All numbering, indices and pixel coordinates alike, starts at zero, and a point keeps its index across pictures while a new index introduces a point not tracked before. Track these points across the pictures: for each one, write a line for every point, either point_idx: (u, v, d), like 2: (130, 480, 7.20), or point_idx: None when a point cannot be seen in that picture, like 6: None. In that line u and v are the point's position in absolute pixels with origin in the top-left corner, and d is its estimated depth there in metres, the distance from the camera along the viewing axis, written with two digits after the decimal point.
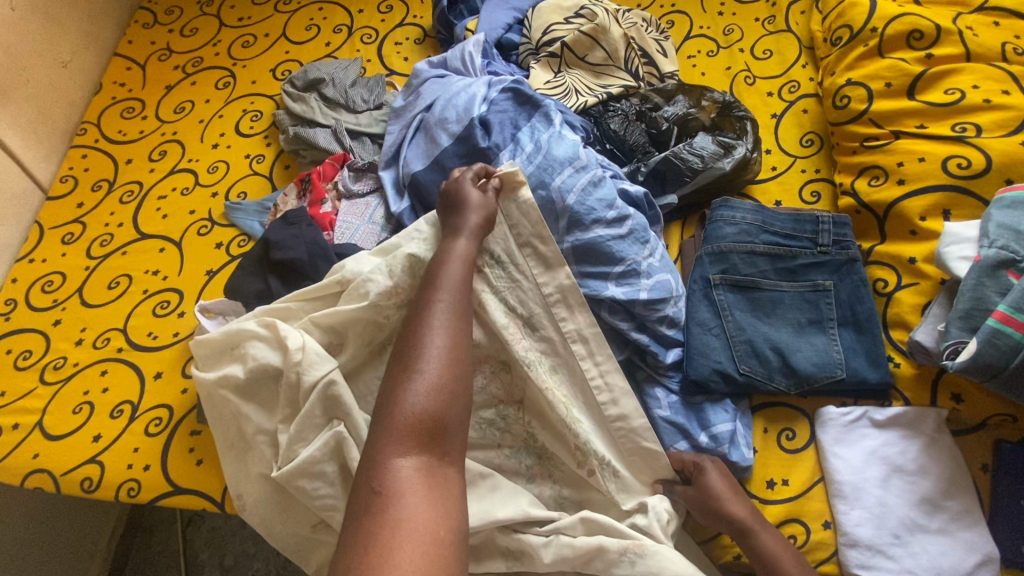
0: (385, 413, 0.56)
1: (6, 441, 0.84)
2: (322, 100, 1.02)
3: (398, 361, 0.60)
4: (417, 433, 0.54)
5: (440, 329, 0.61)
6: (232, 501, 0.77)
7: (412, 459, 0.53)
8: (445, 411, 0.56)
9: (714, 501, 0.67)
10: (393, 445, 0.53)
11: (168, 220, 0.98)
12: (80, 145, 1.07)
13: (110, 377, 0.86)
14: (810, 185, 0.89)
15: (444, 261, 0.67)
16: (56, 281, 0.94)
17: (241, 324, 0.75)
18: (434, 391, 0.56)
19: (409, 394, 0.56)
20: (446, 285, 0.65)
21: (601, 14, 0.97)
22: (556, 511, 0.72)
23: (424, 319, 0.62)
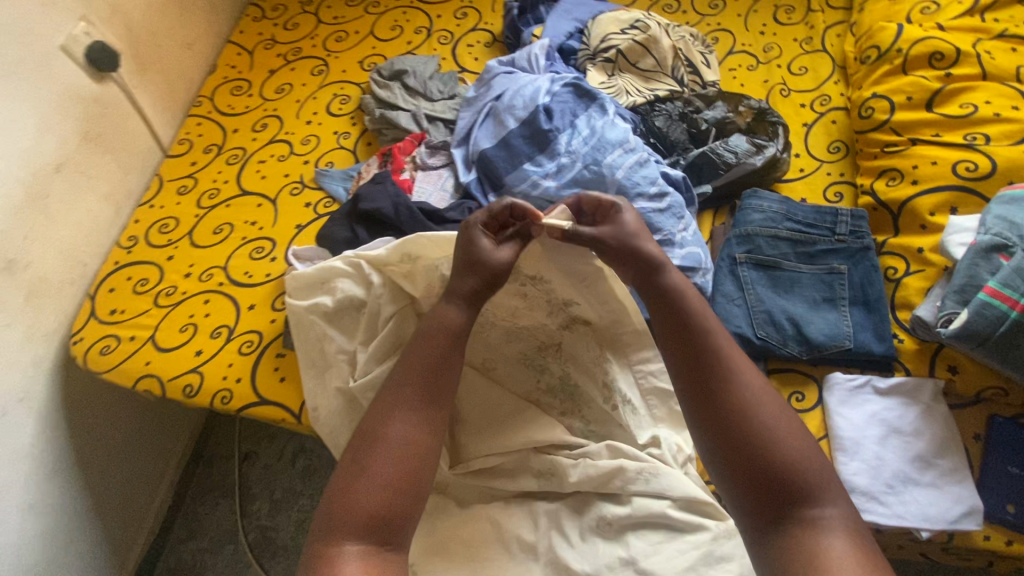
0: (340, 499, 0.66)
1: (124, 349, 1.00)
2: (404, 88, 1.17)
3: (359, 448, 0.69)
4: (365, 522, 0.64)
5: (399, 423, 0.70)
6: (308, 413, 0.90)
7: (358, 544, 0.63)
8: (394, 503, 0.66)
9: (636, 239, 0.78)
10: (338, 534, 0.64)
11: (266, 181, 1.14)
12: (195, 115, 1.25)
13: (212, 305, 1.02)
14: (833, 186, 0.99)
15: (416, 349, 0.74)
16: (170, 224, 1.11)
17: (331, 262, 0.88)
18: (384, 486, 0.66)
19: (362, 485, 0.66)
20: (415, 374, 0.73)
21: (654, 27, 1.10)
22: (584, 440, 0.84)
23: (390, 409, 0.71)
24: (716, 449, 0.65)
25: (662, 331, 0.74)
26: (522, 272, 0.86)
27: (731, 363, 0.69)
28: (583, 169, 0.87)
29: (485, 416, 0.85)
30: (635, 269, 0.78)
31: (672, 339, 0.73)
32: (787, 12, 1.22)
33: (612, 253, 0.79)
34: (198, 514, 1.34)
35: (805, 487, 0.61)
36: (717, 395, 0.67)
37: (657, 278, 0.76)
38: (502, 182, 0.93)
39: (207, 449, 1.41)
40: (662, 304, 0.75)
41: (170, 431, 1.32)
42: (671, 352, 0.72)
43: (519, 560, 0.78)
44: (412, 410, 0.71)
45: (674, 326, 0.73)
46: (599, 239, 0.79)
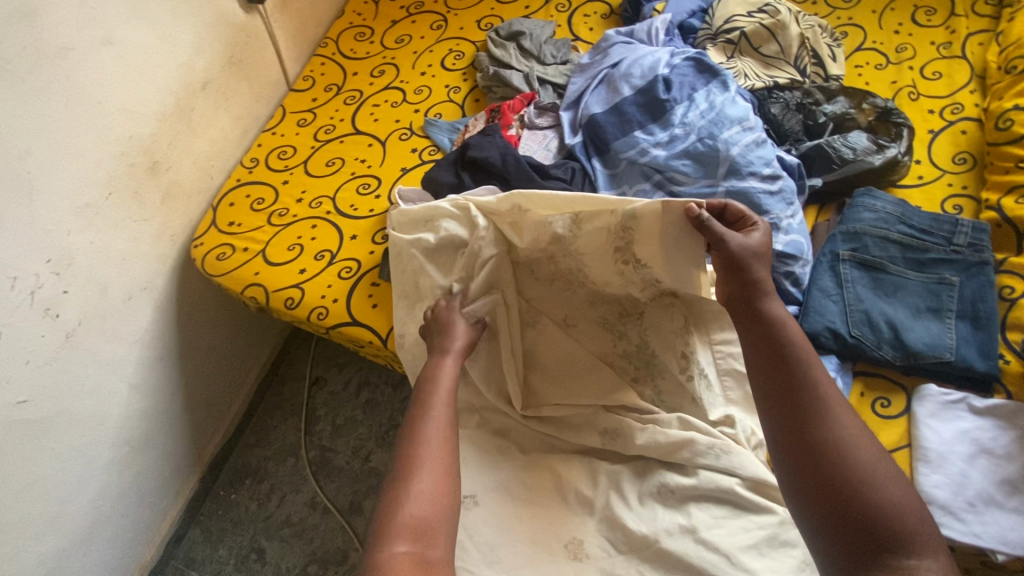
0: (385, 514, 0.65)
1: (237, 258, 1.09)
2: (519, 50, 1.20)
3: (400, 463, 0.69)
4: (410, 524, 0.63)
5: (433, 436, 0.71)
6: (394, 339, 0.96)
7: (404, 546, 0.62)
8: (437, 507, 0.65)
9: (751, 255, 0.73)
10: (386, 547, 0.62)
11: (378, 123, 1.21)
12: (320, 55, 1.33)
13: (318, 230, 1.10)
14: (953, 198, 0.94)
15: (433, 383, 0.77)
16: (288, 152, 1.20)
17: (437, 204, 0.93)
18: (426, 491, 0.66)
19: (408, 497, 0.65)
20: (436, 401, 0.75)
21: (784, 12, 1.07)
22: (655, 408, 0.85)
23: (419, 430, 0.71)
24: (809, 494, 0.61)
25: (759, 357, 0.69)
26: (630, 250, 0.79)
27: (832, 404, 0.64)
28: (696, 142, 0.88)
29: (561, 369, 0.88)
30: (744, 285, 0.72)
31: (770, 369, 0.68)
32: (927, 13, 1.15)
33: (724, 262, 0.74)
34: (267, 425, 1.45)
35: (910, 551, 0.56)
36: (815, 436, 0.63)
37: (762, 301, 0.72)
38: (609, 147, 0.95)
39: (282, 368, 1.51)
40: (764, 329, 0.70)
41: (255, 346, 1.42)
42: (766, 382, 0.68)
43: (576, 511, 0.79)
44: (443, 426, 0.72)
45: (775, 355, 0.68)
46: (724, 240, 0.72)
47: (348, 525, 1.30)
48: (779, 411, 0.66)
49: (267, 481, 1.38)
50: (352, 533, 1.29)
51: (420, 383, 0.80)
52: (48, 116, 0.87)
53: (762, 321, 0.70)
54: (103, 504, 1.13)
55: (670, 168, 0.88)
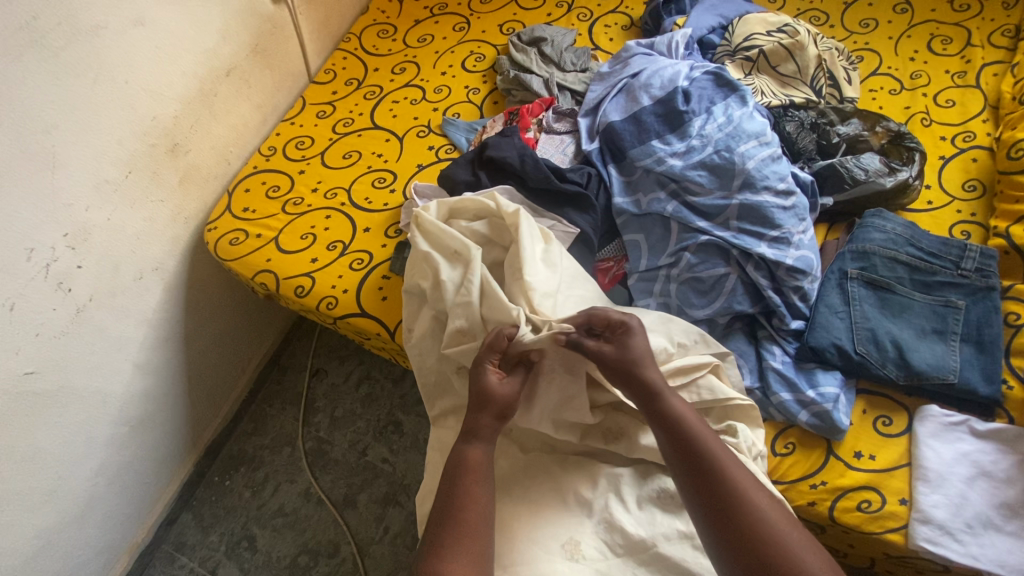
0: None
1: (250, 244, 1.10)
2: (539, 55, 1.22)
3: None
4: None
5: (461, 552, 0.67)
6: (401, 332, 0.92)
7: None
8: None
9: (637, 360, 0.74)
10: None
11: (397, 119, 1.22)
12: (342, 50, 1.35)
13: (331, 221, 1.11)
14: (961, 225, 0.95)
15: (461, 480, 0.72)
16: (306, 142, 1.22)
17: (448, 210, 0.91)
18: None
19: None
20: (465, 503, 0.70)
21: (803, 33, 1.09)
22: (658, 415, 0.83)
23: (448, 539, 0.68)
24: None
25: (671, 458, 0.71)
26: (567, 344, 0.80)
27: (746, 490, 0.66)
28: (713, 153, 0.90)
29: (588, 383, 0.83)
30: (638, 388, 0.73)
31: (681, 469, 0.69)
32: (943, 42, 1.17)
33: (613, 372, 0.75)
34: (265, 414, 1.44)
35: None
36: (738, 528, 0.64)
37: (662, 402, 0.72)
38: (625, 154, 0.96)
39: (282, 357, 1.51)
40: (666, 428, 0.71)
41: (258, 333, 1.42)
42: (679, 483, 0.69)
43: (573, 513, 0.79)
44: (472, 540, 0.68)
45: (685, 456, 0.70)
46: (601, 356, 0.75)
47: (341, 518, 1.30)
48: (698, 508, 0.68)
49: (262, 470, 1.38)
50: (345, 526, 1.29)
51: (446, 474, 0.74)
52: (75, 93, 0.88)
53: (665, 423, 0.71)
54: (99, 483, 1.12)
55: (685, 178, 0.90)
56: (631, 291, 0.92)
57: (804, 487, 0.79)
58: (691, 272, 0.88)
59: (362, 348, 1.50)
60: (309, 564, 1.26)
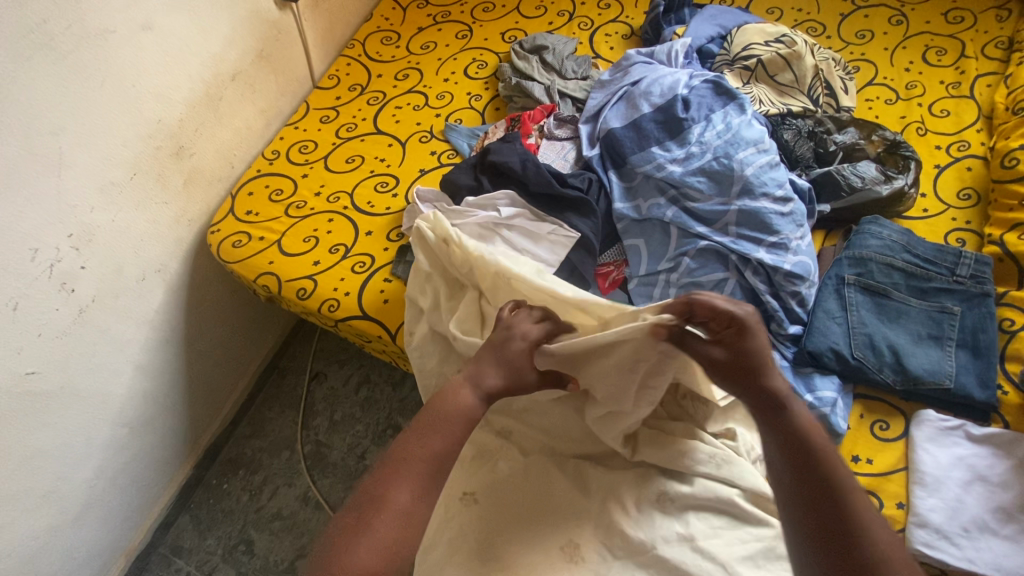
0: (335, 548, 0.59)
1: (253, 246, 1.11)
2: (541, 63, 1.24)
3: (361, 507, 0.62)
4: None
5: (408, 487, 0.63)
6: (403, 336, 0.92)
7: None
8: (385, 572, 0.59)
9: (757, 365, 0.64)
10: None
11: (399, 125, 1.24)
12: (346, 56, 1.37)
13: (334, 225, 1.12)
14: (956, 232, 0.97)
15: (438, 419, 0.67)
16: (310, 146, 1.23)
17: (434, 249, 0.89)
18: (381, 552, 0.59)
19: (357, 548, 0.59)
20: (431, 444, 0.65)
21: (801, 43, 1.11)
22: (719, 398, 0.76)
23: (399, 475, 0.63)
24: None
25: (783, 472, 0.61)
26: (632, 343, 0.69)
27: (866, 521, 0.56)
28: (712, 160, 0.91)
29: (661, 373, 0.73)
30: (758, 393, 0.63)
31: (790, 483, 0.60)
32: (938, 53, 1.19)
33: (728, 371, 0.65)
34: (264, 417, 1.44)
35: None
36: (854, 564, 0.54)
37: (783, 410, 0.63)
38: (625, 160, 0.97)
39: (282, 360, 1.51)
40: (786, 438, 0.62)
41: (259, 336, 1.43)
42: (787, 499, 0.60)
43: (573, 516, 0.79)
44: (422, 480, 0.63)
45: (801, 473, 0.60)
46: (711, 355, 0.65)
47: None
48: (797, 529, 0.59)
49: (260, 473, 1.38)
50: None
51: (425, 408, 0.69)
52: (84, 95, 0.90)
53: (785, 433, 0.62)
54: (97, 484, 1.12)
55: (685, 184, 0.91)
56: (631, 295, 0.92)
57: None
58: (690, 277, 0.89)
59: (362, 352, 1.51)
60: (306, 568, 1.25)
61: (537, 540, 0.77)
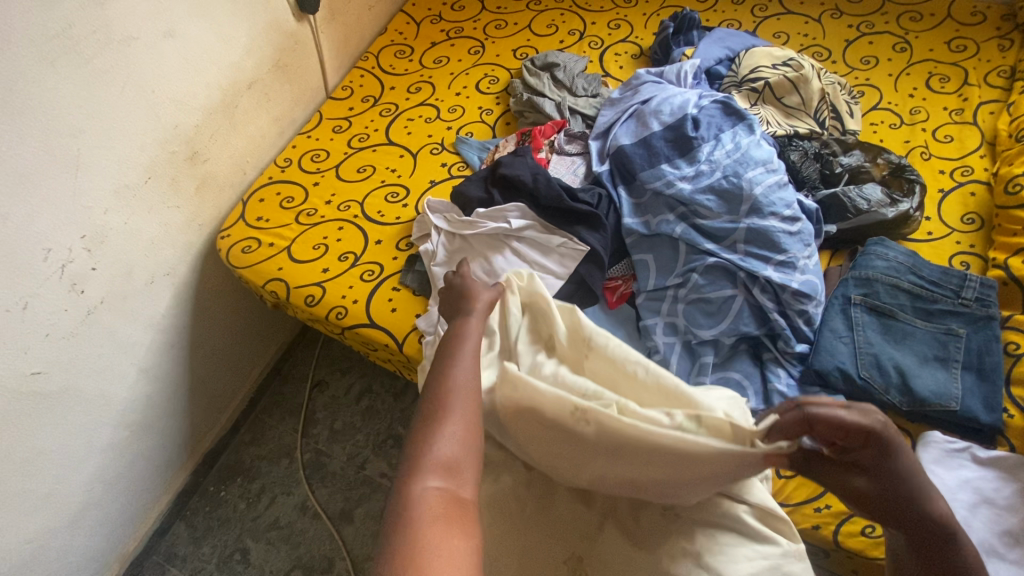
0: (412, 452, 0.59)
1: (262, 252, 1.11)
2: (552, 80, 1.26)
3: (425, 409, 0.63)
4: (441, 463, 0.58)
5: (462, 371, 0.66)
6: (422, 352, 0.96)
7: (433, 484, 0.56)
8: (465, 451, 0.60)
9: (900, 481, 0.59)
10: (415, 482, 0.56)
11: (411, 136, 1.26)
12: (360, 68, 1.39)
13: (344, 233, 1.13)
14: (960, 256, 0.98)
15: (460, 334, 0.73)
16: (322, 155, 1.24)
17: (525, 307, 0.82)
18: (457, 434, 0.60)
19: (436, 438, 0.59)
20: (466, 349, 0.70)
21: (807, 67, 1.13)
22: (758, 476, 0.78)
23: (447, 378, 0.65)
24: None
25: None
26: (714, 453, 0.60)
27: None
28: (721, 178, 0.92)
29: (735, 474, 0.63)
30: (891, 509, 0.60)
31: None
32: (941, 80, 1.22)
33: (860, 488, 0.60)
34: (264, 424, 1.44)
35: None
36: None
37: (927, 526, 0.59)
38: (636, 177, 0.98)
39: (284, 368, 1.51)
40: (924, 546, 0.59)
41: (262, 343, 1.43)
42: None
43: (579, 531, 0.78)
44: (471, 364, 0.68)
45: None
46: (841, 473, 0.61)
47: (337, 533, 1.28)
48: None
49: (258, 481, 1.36)
50: (340, 540, 1.27)
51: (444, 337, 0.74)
52: (105, 99, 0.91)
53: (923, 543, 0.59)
54: (95, 488, 1.11)
55: (695, 202, 0.92)
56: (640, 310, 0.94)
57: (808, 510, 0.80)
58: (698, 293, 0.90)
59: (364, 360, 1.51)
60: None
61: (535, 560, 0.76)
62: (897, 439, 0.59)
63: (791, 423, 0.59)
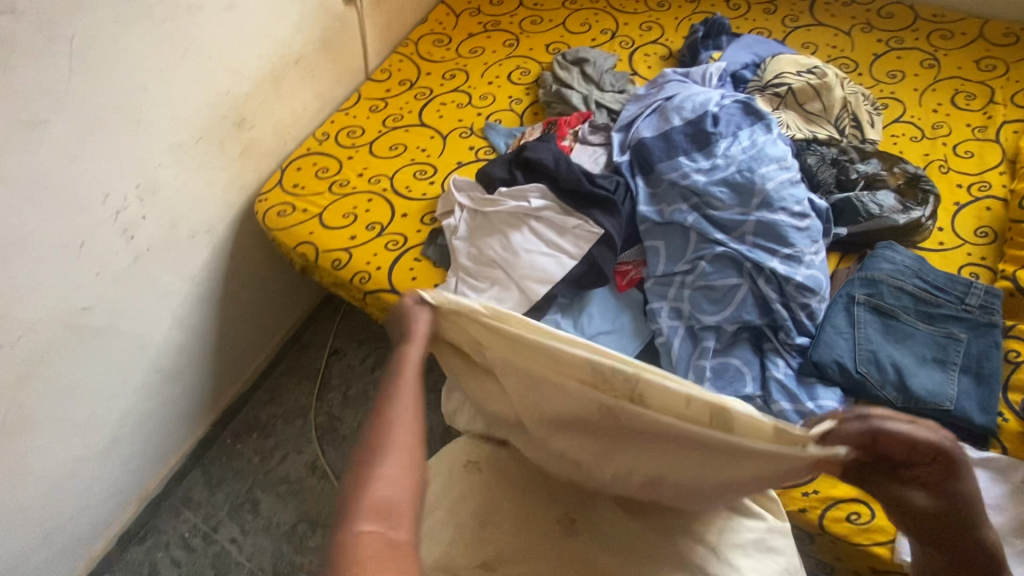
0: (342, 501, 0.52)
1: (296, 217, 1.18)
2: (581, 74, 1.31)
3: (363, 450, 0.56)
4: (379, 511, 0.51)
5: (402, 403, 0.58)
6: None
7: (371, 528, 0.50)
8: (405, 494, 0.53)
9: (963, 510, 0.54)
10: (351, 529, 0.50)
11: (442, 119, 1.32)
12: (399, 53, 1.46)
13: (372, 204, 1.19)
14: (969, 266, 0.99)
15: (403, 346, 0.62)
16: (357, 132, 1.31)
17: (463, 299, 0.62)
18: (396, 476, 0.53)
19: (371, 480, 0.53)
20: (410, 368, 0.61)
21: (831, 76, 1.16)
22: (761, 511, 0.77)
23: (385, 414, 0.58)
24: None
25: None
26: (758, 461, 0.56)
27: None
28: (735, 172, 0.96)
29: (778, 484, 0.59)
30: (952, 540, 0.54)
31: None
32: (967, 98, 1.23)
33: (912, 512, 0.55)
34: (282, 386, 1.51)
35: None
36: None
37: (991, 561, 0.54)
38: (653, 168, 1.02)
39: (305, 334, 1.58)
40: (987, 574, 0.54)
41: (287, 308, 1.50)
42: None
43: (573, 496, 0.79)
44: (410, 394, 0.59)
45: None
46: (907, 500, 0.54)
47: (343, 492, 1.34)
48: None
49: (273, 438, 1.43)
50: None
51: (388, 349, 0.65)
52: (168, 62, 0.99)
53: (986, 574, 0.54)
54: (125, 424, 1.19)
55: (708, 193, 0.96)
56: (648, 294, 0.98)
57: (796, 494, 0.83)
58: (704, 279, 0.93)
59: (382, 333, 1.57)
60: (307, 532, 1.30)
61: (528, 518, 0.77)
62: (965, 461, 0.53)
63: (862, 440, 0.52)
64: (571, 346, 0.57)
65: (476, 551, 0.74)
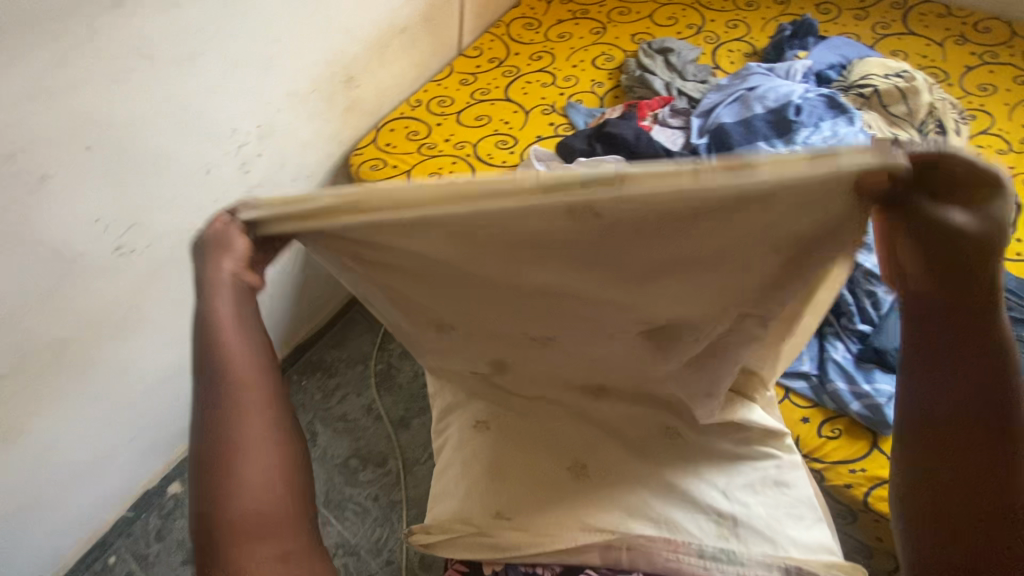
0: (211, 529, 0.53)
1: (385, 171, 1.29)
2: (665, 63, 1.36)
3: (213, 471, 0.54)
4: (263, 526, 0.54)
5: (245, 407, 0.56)
6: None
7: (265, 546, 0.54)
8: (283, 498, 0.56)
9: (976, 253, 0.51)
10: (237, 554, 0.53)
11: (527, 96, 1.40)
12: (491, 33, 1.56)
13: (456, 167, 1.28)
14: None
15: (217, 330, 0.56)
16: (447, 101, 1.41)
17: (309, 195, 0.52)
18: (265, 485, 0.55)
19: (238, 499, 0.54)
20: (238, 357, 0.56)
21: (919, 80, 1.17)
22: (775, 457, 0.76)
23: (229, 429, 0.55)
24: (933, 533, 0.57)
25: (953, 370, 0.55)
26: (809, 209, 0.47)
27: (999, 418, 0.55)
28: None
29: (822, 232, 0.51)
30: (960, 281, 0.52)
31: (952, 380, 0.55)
32: None
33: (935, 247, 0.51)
34: (346, 333, 1.62)
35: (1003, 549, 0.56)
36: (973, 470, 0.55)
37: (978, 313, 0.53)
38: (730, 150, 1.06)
39: None
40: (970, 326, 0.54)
41: None
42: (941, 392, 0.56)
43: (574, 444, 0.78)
44: (257, 393, 0.57)
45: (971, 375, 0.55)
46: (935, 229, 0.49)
47: (394, 435, 1.44)
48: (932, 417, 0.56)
49: (335, 379, 1.55)
50: (396, 442, 1.43)
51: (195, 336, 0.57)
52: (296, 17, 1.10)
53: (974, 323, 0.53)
54: None
55: None
56: None
57: (843, 470, 0.85)
58: None
59: None
60: (358, 466, 1.41)
61: (533, 463, 0.78)
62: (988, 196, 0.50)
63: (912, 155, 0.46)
64: (493, 183, 0.47)
65: (490, 501, 0.76)
